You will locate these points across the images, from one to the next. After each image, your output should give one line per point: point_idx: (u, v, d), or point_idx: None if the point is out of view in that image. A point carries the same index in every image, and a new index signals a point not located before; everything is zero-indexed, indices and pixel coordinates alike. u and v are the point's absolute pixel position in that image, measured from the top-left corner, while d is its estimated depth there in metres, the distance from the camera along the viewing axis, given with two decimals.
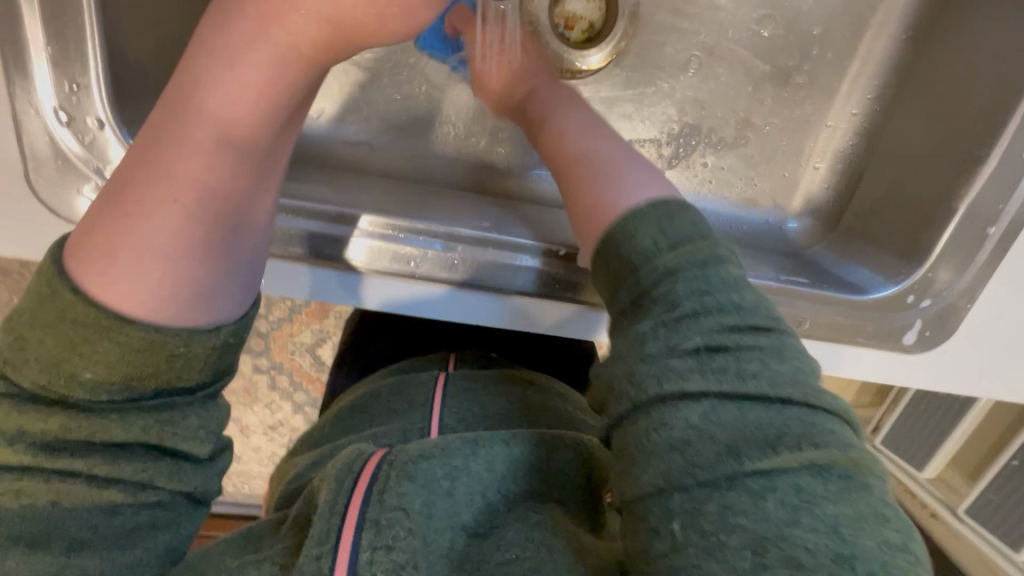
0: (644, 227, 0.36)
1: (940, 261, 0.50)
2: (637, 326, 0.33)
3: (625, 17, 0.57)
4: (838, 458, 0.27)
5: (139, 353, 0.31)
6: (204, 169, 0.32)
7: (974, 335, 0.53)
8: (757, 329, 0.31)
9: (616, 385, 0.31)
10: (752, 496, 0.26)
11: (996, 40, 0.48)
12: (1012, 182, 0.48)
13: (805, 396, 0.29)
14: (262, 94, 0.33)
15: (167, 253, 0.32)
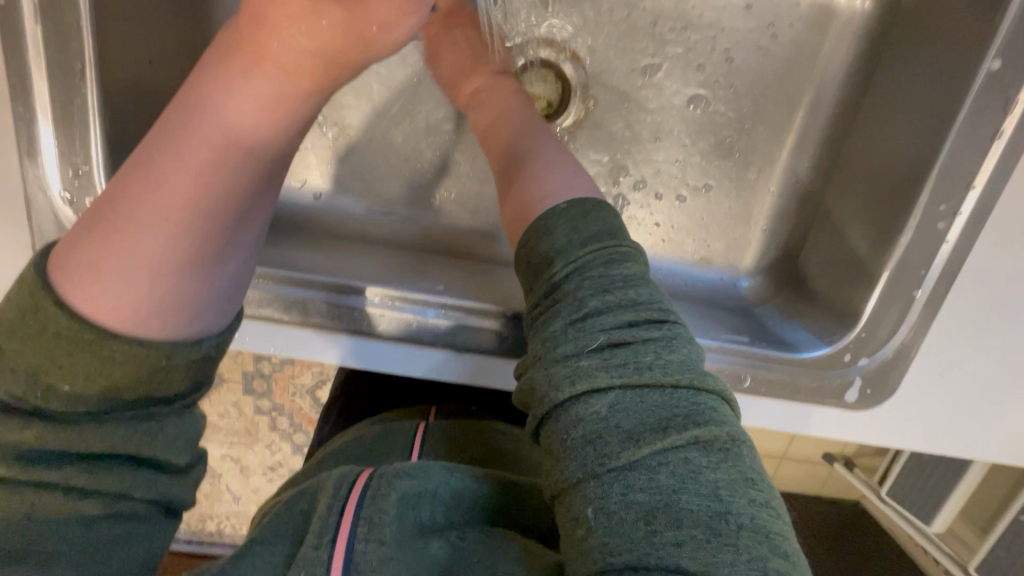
0: (565, 229, 0.39)
1: (873, 322, 0.53)
2: (548, 325, 0.36)
3: (579, 98, 0.63)
4: (677, 389, 0.31)
5: (124, 365, 0.30)
6: (200, 184, 0.30)
7: (914, 391, 0.56)
8: (612, 263, 0.37)
9: (538, 389, 0.34)
10: (601, 447, 0.30)
11: (908, 120, 0.52)
12: (933, 250, 0.51)
13: (646, 335, 0.33)
14: (265, 102, 0.30)
15: (158, 272, 0.30)
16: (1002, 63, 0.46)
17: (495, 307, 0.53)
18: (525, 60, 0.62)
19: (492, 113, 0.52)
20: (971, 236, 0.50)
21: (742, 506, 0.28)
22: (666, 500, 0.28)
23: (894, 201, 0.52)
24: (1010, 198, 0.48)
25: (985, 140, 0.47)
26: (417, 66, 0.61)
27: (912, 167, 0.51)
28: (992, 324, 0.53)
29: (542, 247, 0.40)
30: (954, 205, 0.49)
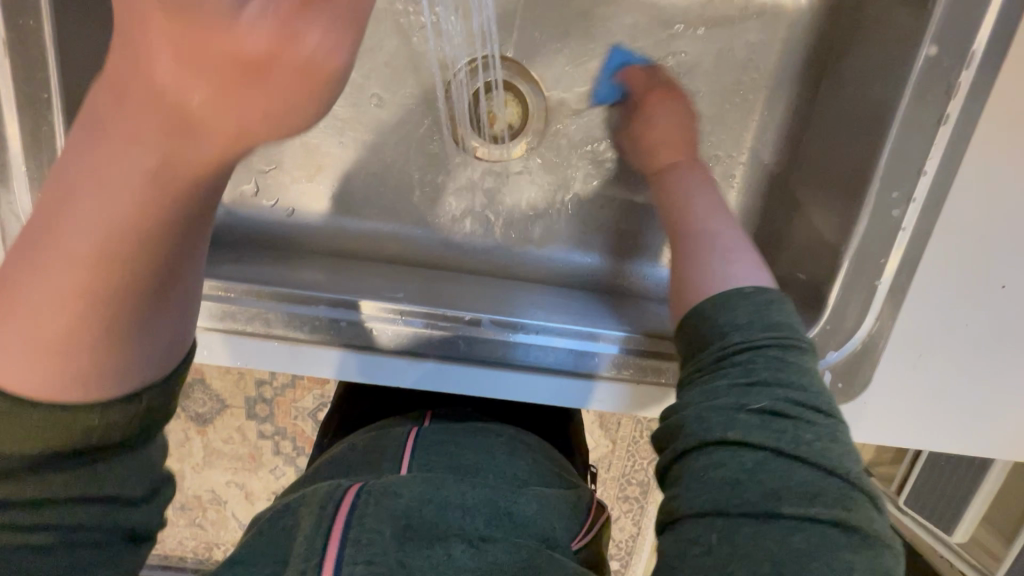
0: (743, 310, 0.43)
1: (839, 315, 0.53)
2: (710, 384, 0.40)
3: (539, 121, 0.65)
4: (813, 467, 0.34)
5: (54, 426, 0.31)
6: (76, 275, 0.29)
7: (886, 385, 0.55)
8: (793, 348, 0.40)
9: (689, 426, 0.38)
10: (730, 493, 0.33)
11: (858, 113, 0.53)
12: (891, 238, 0.50)
13: (801, 414, 0.36)
14: (131, 191, 0.27)
15: (51, 353, 0.30)
16: (938, 49, 0.46)
17: (455, 311, 0.53)
18: (485, 82, 0.65)
19: (658, 144, 0.61)
20: (928, 223, 0.49)
21: None
22: (797, 560, 0.30)
23: (848, 194, 0.53)
24: (962, 182, 0.48)
25: (930, 125, 0.47)
26: (383, 86, 0.63)
27: (862, 160, 0.52)
28: (956, 312, 0.52)
29: (699, 320, 0.45)
30: (907, 192, 0.49)
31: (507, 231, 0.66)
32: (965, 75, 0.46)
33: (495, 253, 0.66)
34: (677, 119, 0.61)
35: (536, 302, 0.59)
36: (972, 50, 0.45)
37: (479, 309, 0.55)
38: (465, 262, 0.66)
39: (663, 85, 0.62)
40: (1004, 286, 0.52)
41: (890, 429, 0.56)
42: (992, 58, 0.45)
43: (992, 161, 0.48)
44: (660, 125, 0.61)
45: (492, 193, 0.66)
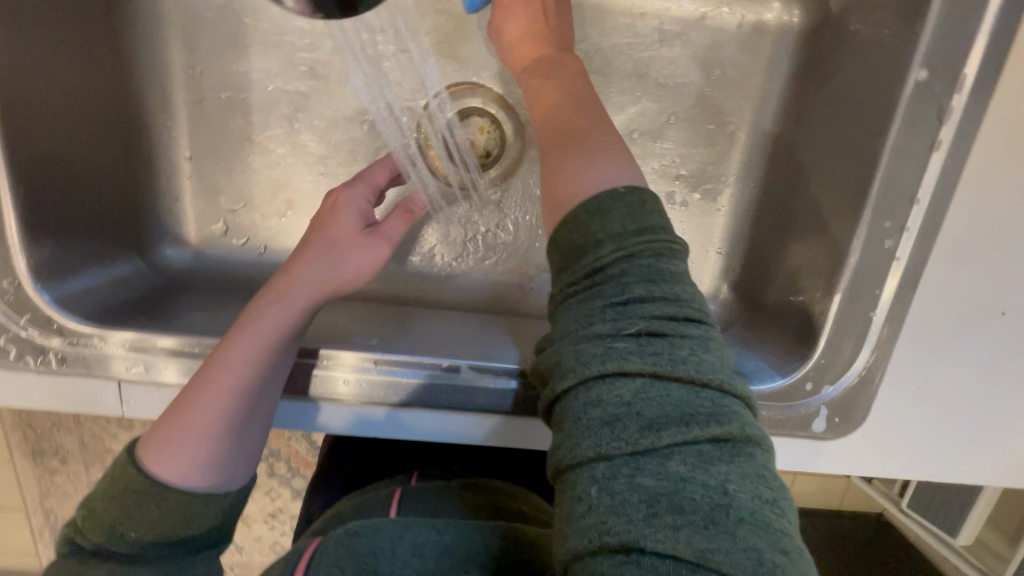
0: (619, 205, 0.35)
1: (833, 347, 0.51)
2: (584, 303, 0.34)
3: (517, 144, 0.62)
4: (691, 389, 0.31)
5: (175, 510, 0.41)
6: (227, 378, 0.42)
7: (885, 416, 0.53)
8: (666, 257, 0.35)
9: (565, 362, 0.33)
10: (611, 435, 0.30)
11: (847, 135, 0.51)
12: (884, 269, 0.48)
13: (670, 347, 0.32)
14: (274, 322, 0.44)
15: (203, 440, 0.42)
16: (927, 73, 0.44)
17: (431, 358, 0.51)
18: (457, 109, 0.61)
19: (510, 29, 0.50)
20: (923, 253, 0.47)
21: (748, 501, 0.28)
22: (671, 488, 0.28)
23: (839, 221, 0.50)
24: (959, 210, 0.46)
25: (921, 153, 0.45)
26: (351, 110, 0.60)
27: (852, 184, 0.49)
28: (954, 341, 0.50)
29: (581, 228, 0.36)
30: (898, 221, 0.47)
31: (489, 263, 0.64)
32: (957, 100, 0.43)
33: (477, 285, 0.64)
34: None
35: (518, 341, 0.56)
36: (963, 74, 0.43)
37: (457, 354, 0.52)
38: (447, 297, 0.63)
39: None
40: (1004, 312, 0.49)
41: (890, 462, 0.54)
42: (985, 81, 0.43)
43: (989, 186, 0.45)
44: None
45: (471, 222, 0.64)
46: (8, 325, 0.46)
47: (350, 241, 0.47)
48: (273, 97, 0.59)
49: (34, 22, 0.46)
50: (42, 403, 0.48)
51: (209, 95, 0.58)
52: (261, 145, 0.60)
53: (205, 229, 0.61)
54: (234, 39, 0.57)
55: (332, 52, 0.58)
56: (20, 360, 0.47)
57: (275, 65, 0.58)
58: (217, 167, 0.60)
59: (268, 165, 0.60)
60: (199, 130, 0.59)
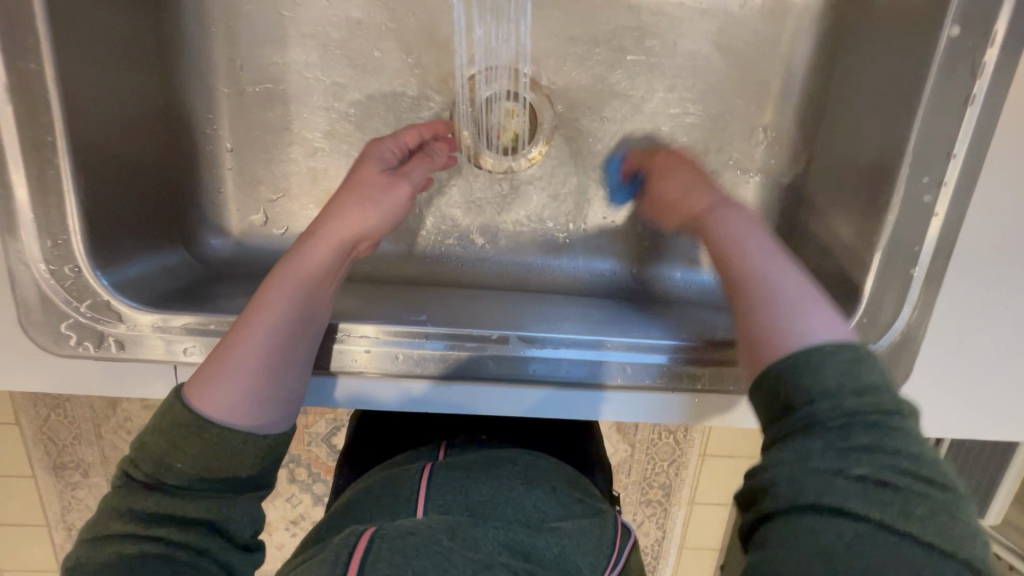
0: (835, 351, 0.35)
1: (874, 305, 0.51)
2: (799, 436, 0.34)
3: (547, 127, 0.63)
4: (924, 547, 0.30)
5: (217, 443, 0.40)
6: (270, 314, 0.43)
7: (927, 375, 0.54)
8: (880, 427, 0.33)
9: (776, 487, 0.33)
10: (831, 571, 0.29)
11: (879, 97, 0.52)
12: (924, 224, 0.49)
13: (885, 496, 0.31)
14: (317, 259, 0.47)
15: (246, 376, 0.41)
16: (961, 28, 0.45)
17: (481, 331, 0.52)
18: (492, 91, 0.62)
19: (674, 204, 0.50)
20: (960, 207, 0.48)
21: None
22: None
23: (874, 181, 0.51)
24: (992, 164, 0.47)
25: (957, 107, 0.46)
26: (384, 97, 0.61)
27: (886, 143, 0.50)
28: (995, 298, 0.51)
29: (783, 352, 0.37)
30: (937, 175, 0.48)
31: (519, 244, 0.65)
32: (991, 54, 0.45)
33: (509, 265, 0.65)
34: (689, 174, 0.50)
35: (561, 315, 0.57)
36: (995, 28, 0.44)
37: (505, 326, 0.53)
38: (483, 278, 0.64)
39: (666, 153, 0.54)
40: None
41: (926, 423, 0.55)
42: (1016, 34, 0.44)
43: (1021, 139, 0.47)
44: (672, 187, 0.51)
45: (504, 205, 0.65)
46: (67, 310, 0.47)
47: (383, 189, 0.50)
48: (310, 87, 0.60)
49: (90, 16, 0.47)
50: (101, 388, 0.50)
51: (249, 88, 0.60)
52: (300, 135, 0.61)
53: (242, 221, 0.62)
54: (272, 32, 0.59)
55: (366, 41, 0.60)
56: (78, 346, 0.48)
57: (312, 56, 0.60)
58: (256, 158, 0.61)
59: (305, 156, 0.62)
60: (239, 122, 0.60)
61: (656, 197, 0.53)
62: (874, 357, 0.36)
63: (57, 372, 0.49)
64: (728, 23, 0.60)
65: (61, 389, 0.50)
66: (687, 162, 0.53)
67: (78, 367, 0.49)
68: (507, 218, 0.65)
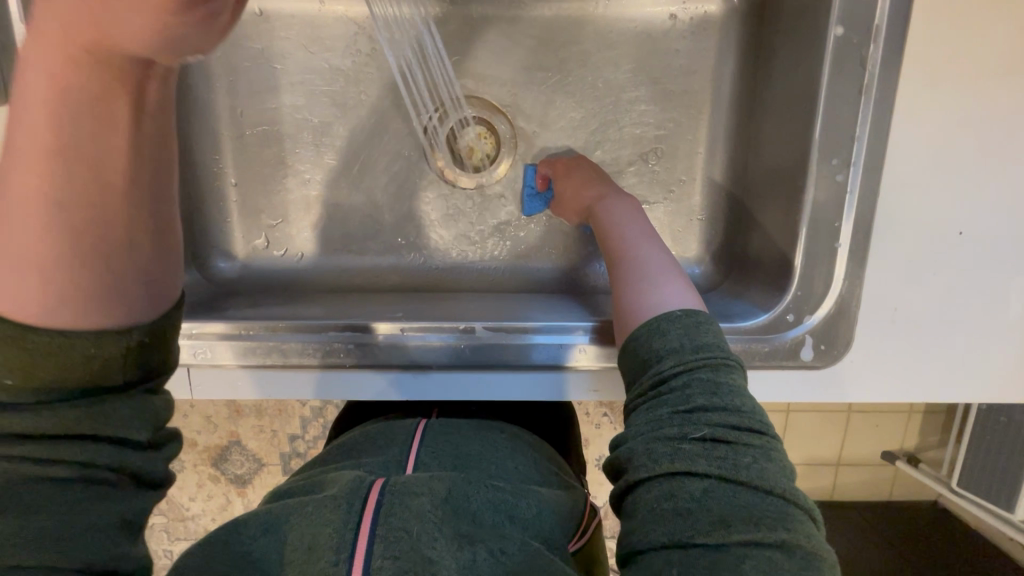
0: (677, 326, 0.48)
1: (807, 279, 0.56)
2: (655, 411, 0.44)
3: (510, 145, 0.71)
4: (749, 487, 0.38)
5: (55, 344, 0.35)
6: (26, 189, 0.33)
7: (871, 341, 0.58)
8: (715, 392, 0.43)
9: (638, 458, 0.42)
10: (681, 521, 0.37)
11: (793, 94, 0.58)
12: (840, 201, 0.54)
13: (718, 450, 0.40)
14: (47, 89, 0.32)
15: (37, 262, 0.34)
16: (844, 28, 0.51)
17: (465, 323, 0.58)
18: (460, 118, 0.71)
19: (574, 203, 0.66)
20: (871, 183, 0.54)
21: None
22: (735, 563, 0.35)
23: (796, 166, 0.57)
24: (895, 143, 0.53)
25: (852, 96, 0.52)
26: (365, 130, 0.70)
27: (800, 132, 0.56)
28: (922, 265, 0.56)
29: (643, 347, 0.49)
30: (844, 157, 0.53)
31: (496, 247, 0.73)
32: (873, 49, 0.51)
33: (489, 269, 0.72)
34: (585, 180, 0.66)
35: (525, 308, 0.64)
36: (875, 26, 0.51)
37: (472, 318, 0.60)
38: (461, 282, 0.72)
39: (569, 159, 0.68)
40: (962, 233, 0.55)
41: (875, 386, 0.59)
42: (895, 29, 0.50)
43: (917, 120, 0.52)
44: (571, 184, 0.66)
45: (477, 216, 0.72)
46: None
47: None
48: (301, 126, 0.69)
49: None
50: None
51: (248, 130, 0.69)
52: (294, 168, 0.70)
53: (248, 245, 0.70)
54: (266, 82, 0.68)
55: (346, 83, 0.69)
56: None
57: (301, 100, 0.69)
58: (257, 191, 0.70)
59: (300, 185, 0.70)
60: (241, 161, 0.69)
61: (559, 196, 0.68)
62: (716, 321, 0.49)
63: None
64: (663, 42, 0.67)
65: None
66: (594, 168, 0.67)
67: None
68: (480, 227, 0.72)
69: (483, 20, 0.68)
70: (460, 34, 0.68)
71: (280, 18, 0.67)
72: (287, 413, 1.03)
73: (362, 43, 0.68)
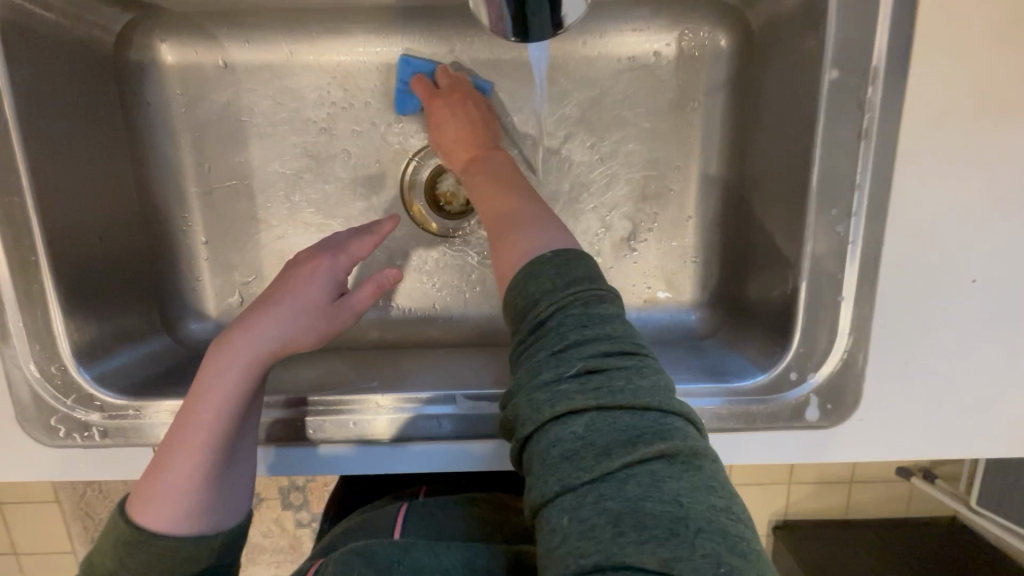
0: (547, 270, 0.41)
1: (810, 335, 0.53)
2: (534, 352, 0.38)
3: None
4: (638, 409, 0.34)
5: (159, 555, 0.47)
6: (199, 432, 0.49)
7: (883, 399, 0.54)
8: (585, 315, 0.38)
9: (523, 412, 0.36)
10: (575, 470, 0.32)
11: (790, 135, 0.54)
12: (841, 253, 0.50)
13: (603, 371, 0.35)
14: (230, 380, 0.50)
15: (188, 489, 0.48)
16: (839, 71, 0.48)
17: (452, 391, 0.56)
18: (435, 165, 0.68)
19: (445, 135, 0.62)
20: (875, 233, 0.50)
21: (715, 526, 0.30)
22: (645, 509, 0.30)
23: (793, 215, 0.53)
24: (900, 190, 0.49)
25: (851, 142, 0.49)
26: (339, 178, 0.66)
27: (797, 178, 0.53)
28: (934, 316, 0.52)
29: (524, 289, 0.41)
30: (845, 207, 0.50)
31: (490, 297, 0.69)
32: (872, 92, 0.47)
33: (480, 320, 0.69)
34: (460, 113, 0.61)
35: None
36: (873, 68, 0.47)
37: (454, 384, 0.57)
38: (444, 336, 0.68)
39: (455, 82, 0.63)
40: (976, 280, 0.51)
41: (893, 444, 0.55)
42: (895, 71, 0.47)
43: (922, 165, 0.48)
44: (444, 124, 0.62)
45: (460, 264, 0.69)
46: (56, 405, 0.53)
47: (320, 312, 0.54)
48: (273, 179, 0.66)
49: (71, 149, 0.55)
50: (93, 471, 0.56)
51: (217, 185, 0.65)
52: (266, 222, 0.67)
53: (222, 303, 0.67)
54: (232, 135, 0.64)
55: (318, 132, 0.65)
56: (70, 437, 0.53)
57: (272, 152, 0.65)
58: (229, 248, 0.66)
59: (274, 239, 0.67)
60: (211, 217, 0.65)
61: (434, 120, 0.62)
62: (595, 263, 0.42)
63: (55, 461, 0.55)
64: (650, 79, 0.64)
65: (63, 476, 0.56)
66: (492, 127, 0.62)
67: (68, 453, 0.55)
68: (464, 277, 0.69)
69: (459, 61, 0.65)
70: (437, 77, 0.65)
71: (246, 68, 0.63)
72: None
73: (334, 89, 0.64)
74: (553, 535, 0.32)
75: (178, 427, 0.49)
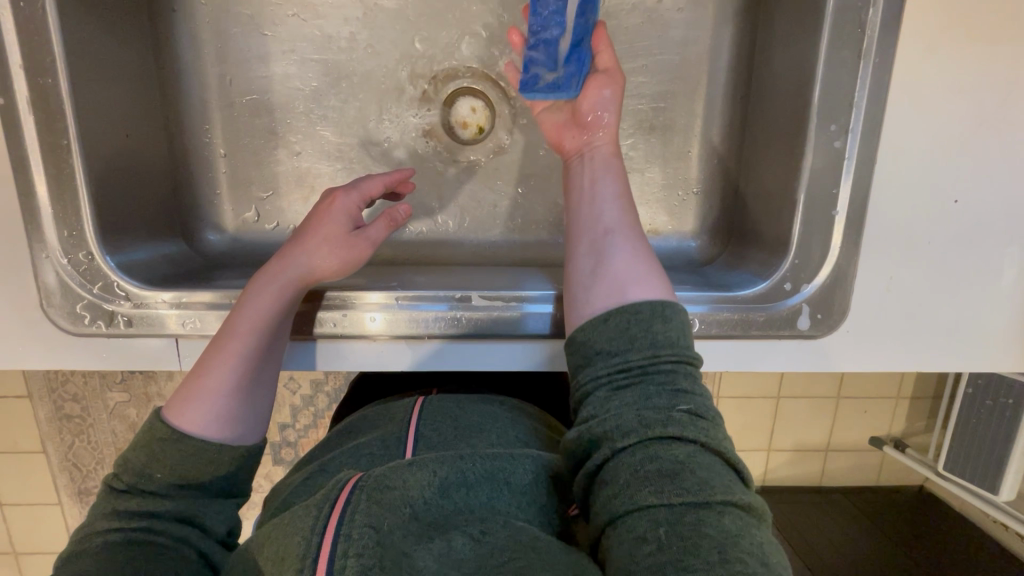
0: (659, 318, 0.48)
1: (804, 250, 0.57)
2: (645, 389, 0.46)
3: (503, 117, 0.71)
4: (731, 470, 0.43)
5: (193, 455, 0.50)
6: (232, 344, 0.52)
7: (867, 313, 0.58)
8: (710, 416, 0.45)
9: (627, 426, 0.44)
10: (672, 486, 0.40)
11: (793, 61, 0.58)
12: (837, 168, 0.55)
13: (707, 425, 0.44)
14: (268, 297, 0.53)
15: (221, 396, 0.52)
16: None
17: (467, 292, 0.58)
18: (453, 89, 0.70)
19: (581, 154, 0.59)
20: (869, 150, 0.54)
21: (779, 560, 0.39)
22: (733, 534, 0.38)
23: (795, 136, 0.57)
24: (895, 108, 0.53)
25: (851, 61, 0.52)
26: (358, 97, 0.68)
27: (799, 99, 0.56)
28: (917, 234, 0.56)
29: (644, 324, 0.48)
30: (843, 124, 0.54)
31: (499, 224, 0.72)
32: (873, 13, 0.51)
33: (492, 244, 0.72)
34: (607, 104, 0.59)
35: (524, 279, 0.63)
36: None
37: (470, 288, 0.59)
38: (455, 256, 0.71)
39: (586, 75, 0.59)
40: (957, 201, 0.55)
41: (876, 355, 0.59)
42: None
43: (917, 86, 0.52)
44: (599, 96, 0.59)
45: (472, 190, 0.71)
46: (81, 293, 0.54)
47: (342, 241, 0.56)
48: (292, 96, 0.67)
49: (99, 43, 0.56)
50: (112, 363, 0.57)
51: (237, 100, 0.67)
52: (284, 139, 0.68)
53: (239, 217, 0.69)
54: (256, 49, 0.66)
55: (339, 51, 0.67)
56: (95, 323, 0.55)
57: (292, 68, 0.67)
58: (248, 161, 0.68)
59: (293, 156, 0.68)
60: (231, 132, 0.67)
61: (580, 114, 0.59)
62: (687, 315, 0.51)
63: (75, 351, 0.56)
64: (659, 11, 0.67)
65: (81, 366, 0.57)
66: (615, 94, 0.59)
67: (88, 345, 0.56)
68: (476, 203, 0.71)
69: None
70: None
71: None
72: (277, 401, 1.01)
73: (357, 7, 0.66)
74: (641, 540, 0.39)
75: (217, 338, 0.53)
